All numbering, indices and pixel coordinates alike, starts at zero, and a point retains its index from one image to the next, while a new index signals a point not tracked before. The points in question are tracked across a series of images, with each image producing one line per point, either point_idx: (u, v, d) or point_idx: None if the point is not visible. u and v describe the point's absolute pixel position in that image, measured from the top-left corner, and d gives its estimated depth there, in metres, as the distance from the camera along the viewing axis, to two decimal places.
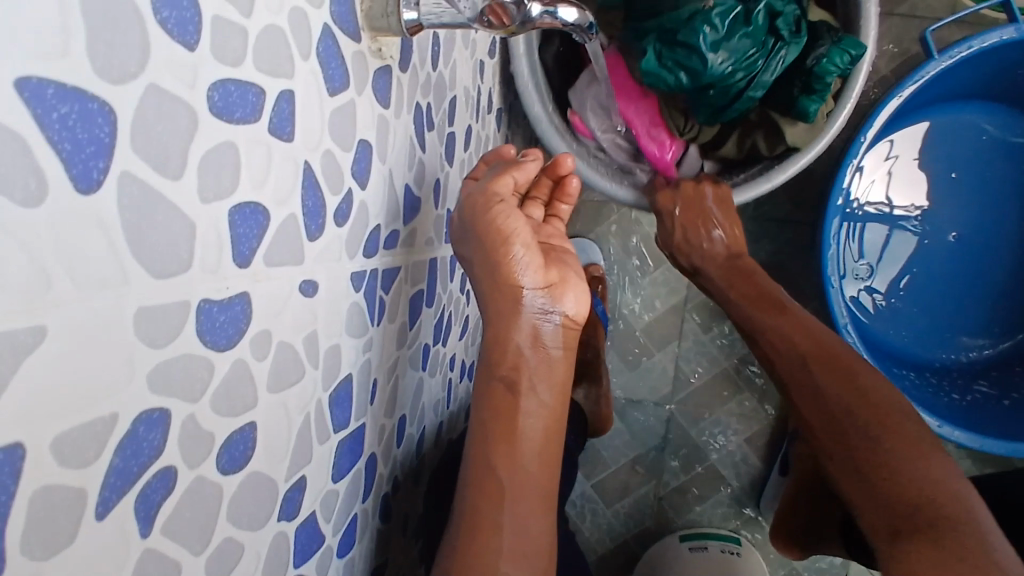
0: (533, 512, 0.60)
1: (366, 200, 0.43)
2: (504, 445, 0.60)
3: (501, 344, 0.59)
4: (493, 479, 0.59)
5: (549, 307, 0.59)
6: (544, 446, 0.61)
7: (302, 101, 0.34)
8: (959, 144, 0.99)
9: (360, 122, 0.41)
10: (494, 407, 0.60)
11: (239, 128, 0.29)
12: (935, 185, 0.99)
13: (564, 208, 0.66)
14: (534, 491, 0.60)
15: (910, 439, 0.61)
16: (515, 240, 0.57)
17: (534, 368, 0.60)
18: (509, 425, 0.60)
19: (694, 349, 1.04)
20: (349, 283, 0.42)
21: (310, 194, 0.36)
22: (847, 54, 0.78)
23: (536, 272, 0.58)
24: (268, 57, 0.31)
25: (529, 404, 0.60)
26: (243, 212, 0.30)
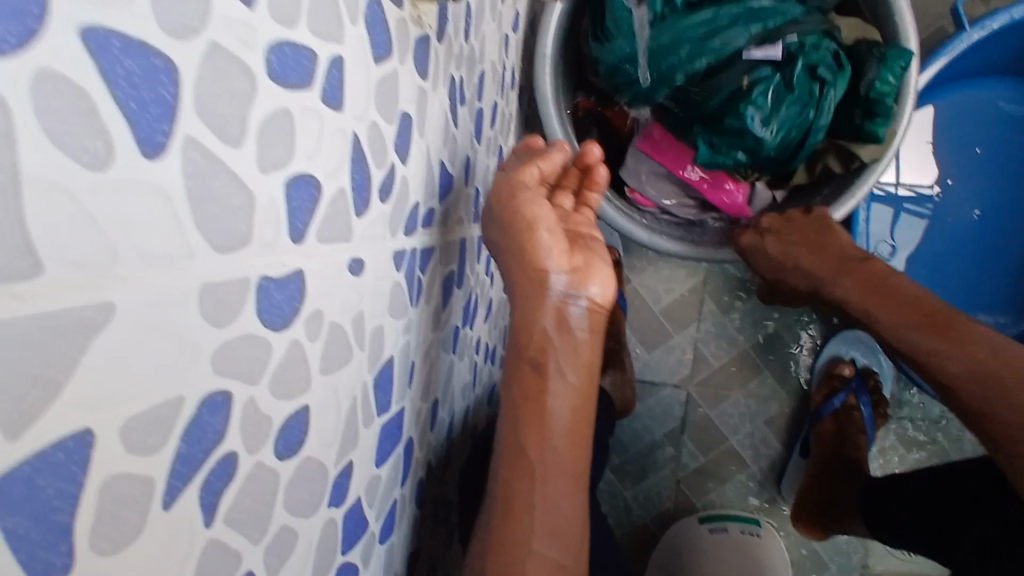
0: (563, 491, 0.59)
1: (407, 176, 0.42)
2: (532, 425, 0.58)
3: (526, 328, 0.58)
4: (522, 454, 0.58)
5: (574, 292, 0.57)
6: (573, 427, 0.59)
7: (351, 67, 0.32)
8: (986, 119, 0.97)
9: (402, 94, 0.39)
10: (523, 388, 0.58)
11: (293, 95, 0.27)
12: (958, 159, 0.98)
13: (595, 197, 0.63)
14: (565, 470, 0.59)
15: None
16: (539, 224, 0.56)
17: (562, 351, 0.58)
18: (536, 411, 0.58)
19: (714, 330, 1.03)
20: (392, 262, 0.41)
21: (357, 168, 0.34)
22: (898, 67, 0.71)
23: (559, 256, 0.57)
24: (320, 18, 0.29)
25: (557, 387, 0.58)
26: (298, 185, 0.29)
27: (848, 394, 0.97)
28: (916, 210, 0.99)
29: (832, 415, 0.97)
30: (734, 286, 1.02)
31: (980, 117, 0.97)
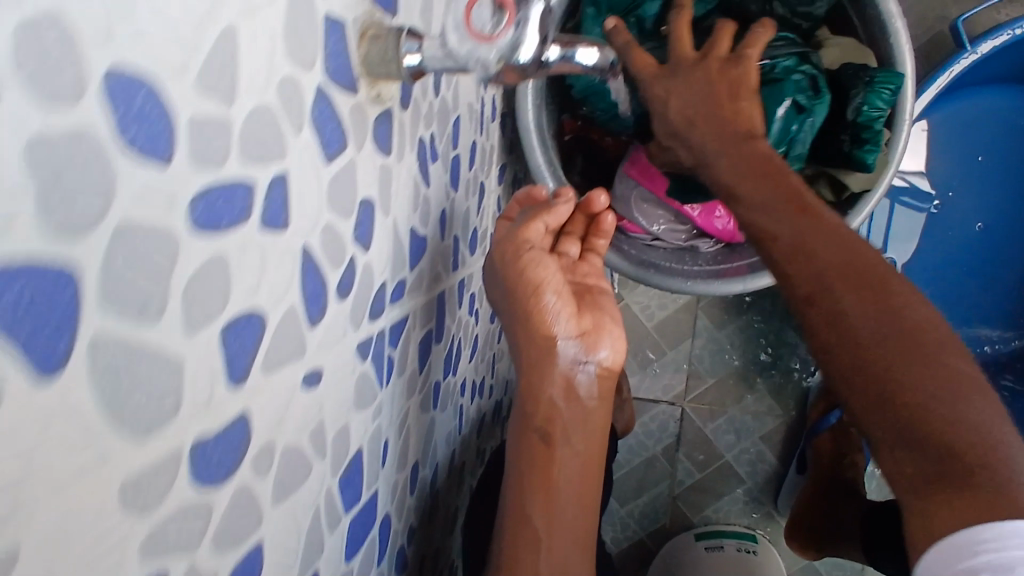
0: (573, 560, 0.56)
1: (370, 262, 0.39)
2: (538, 490, 0.56)
3: (533, 395, 0.55)
4: (527, 523, 0.55)
5: (583, 358, 0.55)
6: (580, 491, 0.57)
7: (296, 180, 0.30)
8: (991, 126, 0.94)
9: (362, 181, 0.37)
10: (530, 456, 0.56)
11: (227, 237, 0.25)
12: (962, 169, 0.95)
13: (603, 245, 0.60)
14: (574, 536, 0.57)
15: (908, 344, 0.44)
16: (549, 289, 0.53)
17: (569, 418, 0.56)
18: (547, 480, 0.56)
19: (708, 347, 1.01)
20: (356, 355, 0.39)
21: (310, 278, 0.32)
22: (885, 93, 0.67)
23: (569, 321, 0.54)
24: (257, 144, 0.26)
25: (564, 454, 0.56)
26: (236, 328, 0.26)
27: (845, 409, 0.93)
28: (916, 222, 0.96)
29: (829, 430, 0.93)
30: (729, 302, 1.00)
31: (985, 126, 0.93)
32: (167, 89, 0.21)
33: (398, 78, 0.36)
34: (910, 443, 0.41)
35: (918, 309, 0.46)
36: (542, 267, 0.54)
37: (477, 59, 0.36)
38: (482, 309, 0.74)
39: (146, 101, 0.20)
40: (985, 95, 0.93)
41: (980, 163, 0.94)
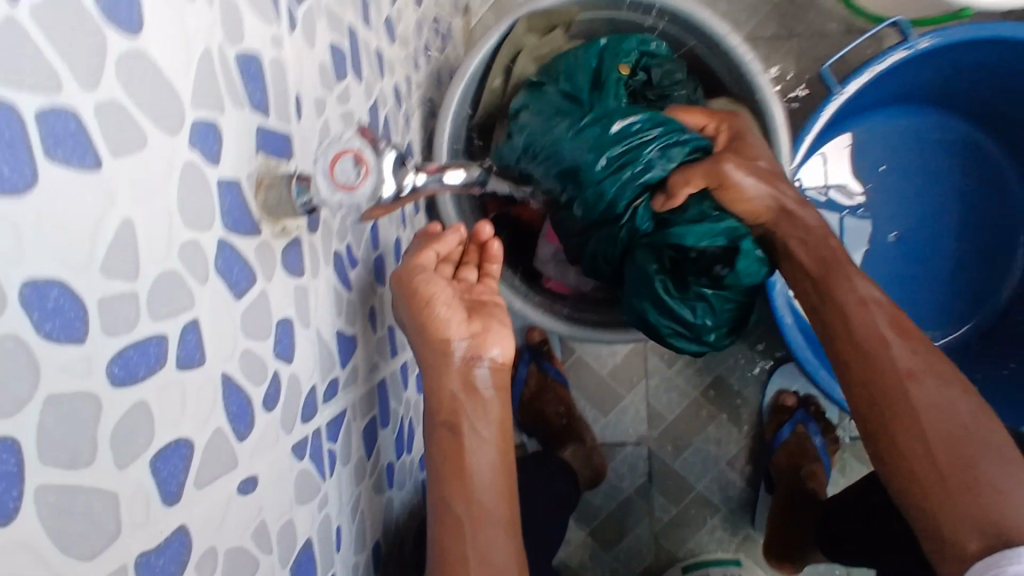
0: (500, 542, 0.57)
1: (295, 372, 0.45)
2: (453, 480, 0.57)
3: (435, 394, 0.59)
4: (448, 511, 0.57)
5: (477, 355, 0.59)
6: (496, 479, 0.59)
7: (208, 322, 0.35)
8: (887, 142, 1.04)
9: (277, 304, 0.43)
10: (442, 449, 0.58)
11: (145, 384, 0.30)
12: (868, 182, 1.03)
13: (496, 269, 0.64)
14: (499, 520, 0.58)
15: None
16: (440, 302, 0.58)
17: (472, 408, 0.58)
18: (459, 470, 0.57)
19: (663, 384, 1.07)
20: (292, 455, 0.43)
21: (233, 399, 0.37)
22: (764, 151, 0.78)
23: (460, 324, 0.58)
24: (164, 303, 0.32)
25: (474, 443, 0.58)
26: (165, 456, 0.32)
27: (794, 425, 1.01)
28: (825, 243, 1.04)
29: (784, 446, 1.01)
30: None
31: (879, 144, 1.03)
32: (77, 283, 0.27)
33: (297, 214, 0.43)
34: None
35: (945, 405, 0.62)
36: (432, 284, 0.58)
37: (355, 202, 0.43)
38: (432, 386, 0.79)
39: (60, 297, 0.26)
40: (879, 116, 1.03)
41: (883, 174, 1.03)
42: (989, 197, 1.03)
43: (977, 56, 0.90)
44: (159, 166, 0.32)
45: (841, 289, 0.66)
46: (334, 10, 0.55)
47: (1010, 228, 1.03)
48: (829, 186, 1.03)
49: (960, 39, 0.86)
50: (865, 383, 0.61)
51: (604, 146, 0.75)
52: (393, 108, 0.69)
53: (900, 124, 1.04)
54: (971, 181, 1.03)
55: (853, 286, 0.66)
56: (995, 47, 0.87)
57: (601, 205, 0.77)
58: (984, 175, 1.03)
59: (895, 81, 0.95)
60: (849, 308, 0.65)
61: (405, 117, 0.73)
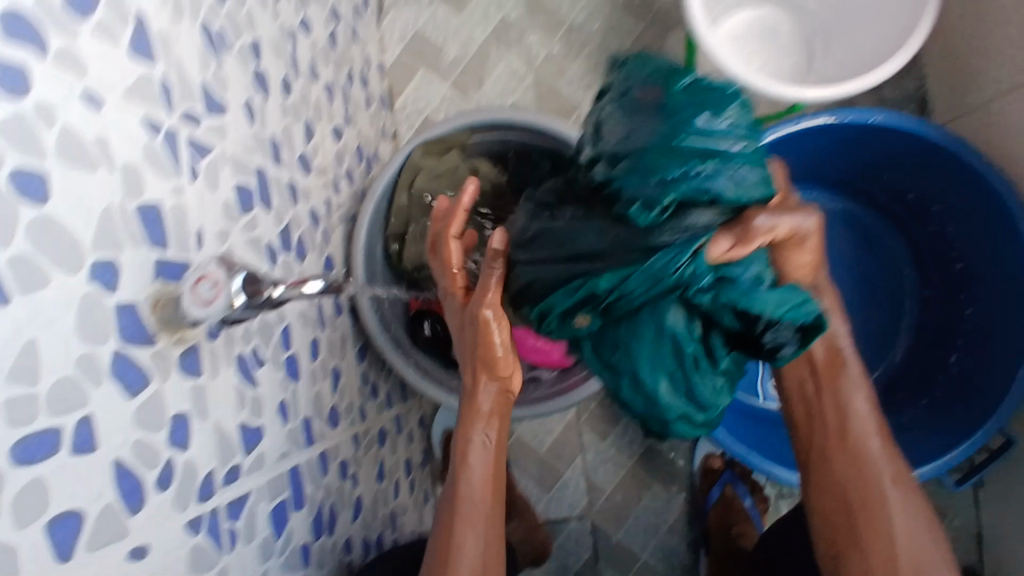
0: (489, 536, 0.69)
1: (191, 458, 0.54)
2: (464, 471, 0.71)
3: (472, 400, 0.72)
4: (462, 498, 0.69)
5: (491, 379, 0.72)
6: (495, 484, 0.71)
7: (101, 416, 0.45)
8: None
9: (172, 402, 0.52)
10: (459, 443, 0.72)
11: (42, 464, 0.39)
12: None
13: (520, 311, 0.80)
14: (492, 519, 0.70)
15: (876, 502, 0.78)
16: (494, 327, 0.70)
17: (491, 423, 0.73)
18: (462, 474, 0.70)
19: (599, 457, 1.13)
20: (186, 531, 0.52)
21: (125, 480, 0.46)
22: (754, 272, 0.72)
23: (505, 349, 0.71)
24: (62, 401, 0.41)
25: (480, 450, 0.72)
26: (57, 523, 0.40)
27: (723, 486, 1.07)
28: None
29: (715, 506, 1.06)
30: (605, 413, 1.13)
31: None
32: None
33: (189, 327, 0.53)
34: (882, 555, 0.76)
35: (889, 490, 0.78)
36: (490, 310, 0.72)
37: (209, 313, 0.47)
38: (361, 471, 0.87)
39: None
40: None
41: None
42: (879, 264, 1.09)
43: (841, 134, 0.98)
44: (60, 297, 0.43)
45: (844, 391, 0.82)
46: (241, 157, 0.67)
47: (903, 292, 1.08)
48: None
49: (815, 121, 0.94)
50: (856, 470, 0.80)
51: (675, 172, 0.66)
52: (309, 228, 0.81)
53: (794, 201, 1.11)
54: (858, 249, 1.10)
55: (853, 390, 0.82)
56: (852, 126, 0.95)
57: (634, 276, 0.68)
58: (874, 244, 1.10)
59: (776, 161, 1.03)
60: (852, 412, 0.81)
61: (323, 233, 0.85)
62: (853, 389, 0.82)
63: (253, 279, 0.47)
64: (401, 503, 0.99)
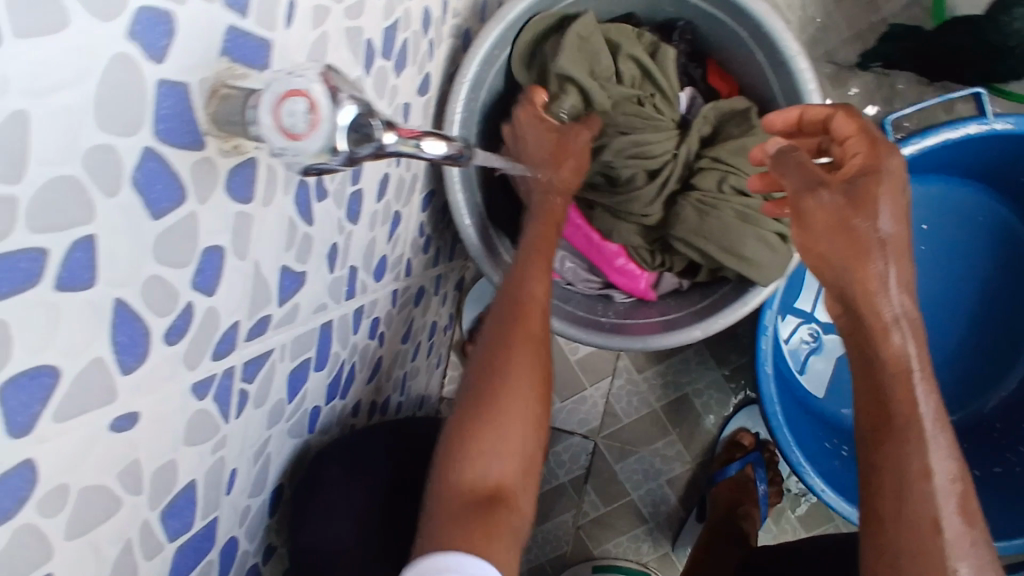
0: (525, 359, 0.62)
1: (216, 306, 0.41)
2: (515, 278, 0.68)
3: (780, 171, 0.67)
4: (511, 313, 0.66)
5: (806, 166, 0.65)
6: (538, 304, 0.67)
7: (112, 240, 0.31)
8: (937, 210, 1.02)
9: (208, 231, 0.38)
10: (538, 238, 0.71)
11: (8, 302, 0.27)
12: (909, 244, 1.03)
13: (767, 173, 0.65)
14: (525, 333, 0.64)
15: (913, 526, 0.54)
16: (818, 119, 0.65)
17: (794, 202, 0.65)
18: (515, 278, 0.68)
19: (631, 388, 1.05)
20: (190, 394, 0.40)
21: (124, 328, 0.34)
22: None
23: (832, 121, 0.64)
24: (49, 212, 0.28)
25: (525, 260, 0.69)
26: (20, 383, 0.28)
27: (744, 464, 0.97)
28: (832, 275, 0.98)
29: (728, 481, 0.97)
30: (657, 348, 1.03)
31: (922, 205, 1.02)
32: None
33: (253, 138, 0.37)
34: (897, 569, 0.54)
35: (947, 515, 0.54)
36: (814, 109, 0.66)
37: (290, 155, 0.30)
38: (389, 332, 0.76)
39: None
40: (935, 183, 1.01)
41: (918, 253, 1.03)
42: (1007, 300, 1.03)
43: None
44: (77, 58, 0.28)
45: (895, 445, 0.57)
46: None
47: None
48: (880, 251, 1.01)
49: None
50: (895, 498, 0.56)
51: None
52: (417, 33, 0.63)
53: (954, 197, 1.02)
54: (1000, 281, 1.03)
55: (911, 455, 0.56)
56: None
57: None
58: (1014, 270, 1.02)
59: (968, 153, 0.93)
60: (910, 440, 0.57)
61: (429, 45, 0.67)
62: (912, 450, 0.56)
63: (361, 121, 0.31)
64: (416, 367, 0.90)
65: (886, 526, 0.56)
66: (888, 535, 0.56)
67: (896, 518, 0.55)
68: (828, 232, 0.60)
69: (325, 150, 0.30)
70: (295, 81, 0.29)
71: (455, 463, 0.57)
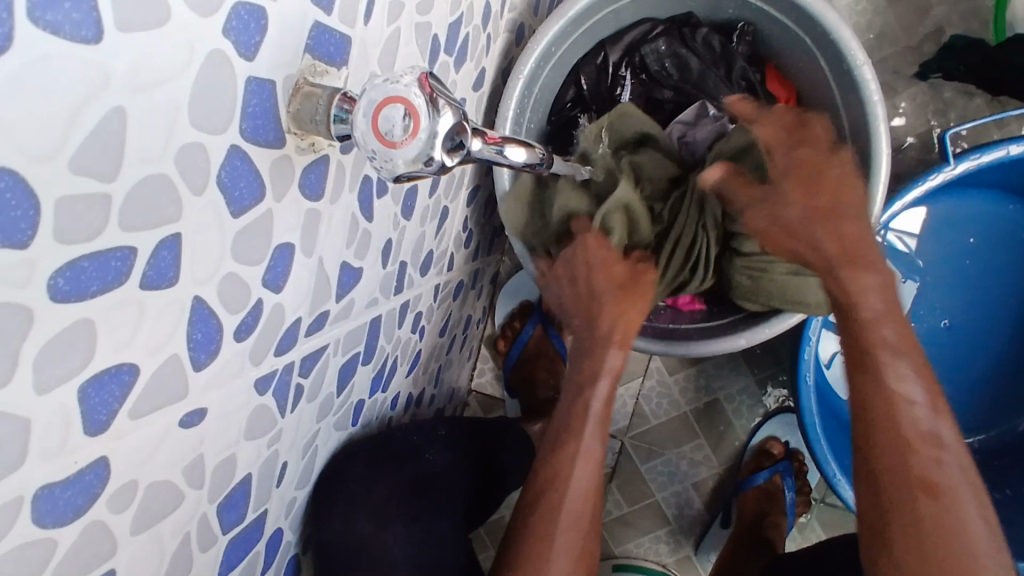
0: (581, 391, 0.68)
1: (282, 302, 0.40)
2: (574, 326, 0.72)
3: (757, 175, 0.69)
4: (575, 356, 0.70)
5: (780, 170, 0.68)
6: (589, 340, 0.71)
7: (195, 239, 0.31)
8: (986, 224, 0.99)
9: (280, 227, 0.38)
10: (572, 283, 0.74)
11: (95, 302, 0.27)
12: (954, 257, 0.99)
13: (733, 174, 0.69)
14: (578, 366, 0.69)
15: (884, 465, 0.54)
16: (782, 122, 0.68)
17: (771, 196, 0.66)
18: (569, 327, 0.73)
19: (662, 390, 1.04)
20: (253, 390, 0.40)
21: (200, 325, 0.33)
22: None
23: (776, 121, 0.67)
24: (139, 211, 0.27)
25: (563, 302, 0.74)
26: (100, 382, 0.28)
27: (773, 473, 0.97)
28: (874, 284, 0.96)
29: (754, 489, 0.97)
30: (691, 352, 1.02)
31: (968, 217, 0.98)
32: (37, 175, 0.22)
33: (330, 136, 0.37)
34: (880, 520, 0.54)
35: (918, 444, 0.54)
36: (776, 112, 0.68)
37: (385, 163, 0.30)
38: (429, 326, 0.76)
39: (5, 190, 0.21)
40: (982, 195, 0.98)
41: (963, 266, 0.99)
42: None
43: None
44: (178, 51, 0.27)
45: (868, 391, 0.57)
46: None
47: None
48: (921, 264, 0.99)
49: None
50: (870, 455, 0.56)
51: None
52: (477, 27, 0.62)
53: (1000, 211, 0.99)
54: None
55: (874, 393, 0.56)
56: None
57: None
58: None
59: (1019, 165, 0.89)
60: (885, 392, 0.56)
61: (486, 39, 0.66)
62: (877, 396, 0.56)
63: (456, 131, 0.31)
64: (450, 360, 0.90)
65: (883, 475, 0.54)
66: (883, 483, 0.54)
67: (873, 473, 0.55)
68: (790, 232, 0.63)
69: (419, 158, 0.30)
70: (394, 86, 0.29)
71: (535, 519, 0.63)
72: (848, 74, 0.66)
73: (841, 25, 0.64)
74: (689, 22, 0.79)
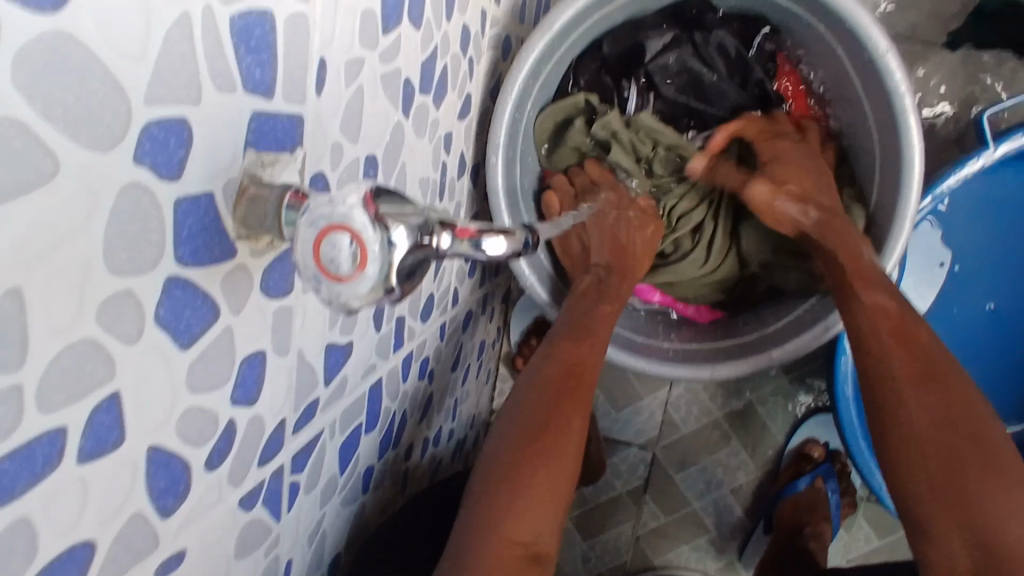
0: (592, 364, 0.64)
1: (260, 412, 0.37)
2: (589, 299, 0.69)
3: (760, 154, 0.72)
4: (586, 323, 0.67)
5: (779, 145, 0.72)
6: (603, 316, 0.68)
7: (137, 390, 0.27)
8: None
9: (245, 339, 0.34)
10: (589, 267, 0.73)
11: (29, 499, 0.23)
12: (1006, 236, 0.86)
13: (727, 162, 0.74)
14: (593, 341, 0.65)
15: (898, 387, 0.55)
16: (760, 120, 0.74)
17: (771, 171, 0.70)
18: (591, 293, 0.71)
19: (693, 395, 1.00)
20: (238, 510, 0.37)
21: (162, 473, 0.30)
22: None
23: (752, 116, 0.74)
24: (68, 385, 0.24)
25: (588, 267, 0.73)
26: (53, 569, 0.26)
27: (814, 477, 0.92)
28: (910, 270, 0.88)
29: (795, 496, 0.92)
30: None
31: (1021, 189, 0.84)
32: None
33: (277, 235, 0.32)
34: (893, 446, 0.54)
35: (910, 375, 0.55)
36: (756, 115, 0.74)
37: (337, 300, 0.25)
38: (439, 364, 0.72)
39: None
40: None
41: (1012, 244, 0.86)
42: None
43: None
44: (79, 200, 0.23)
45: (854, 321, 0.60)
46: None
47: None
48: (967, 248, 0.86)
49: None
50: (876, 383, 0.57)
51: None
52: (456, 55, 0.57)
53: None
54: None
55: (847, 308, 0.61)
56: None
57: None
58: None
59: None
60: (865, 312, 0.59)
61: (470, 64, 0.61)
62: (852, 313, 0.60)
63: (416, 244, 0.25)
64: (467, 390, 0.87)
65: (889, 398, 0.56)
66: (893, 414, 0.55)
67: (877, 404, 0.56)
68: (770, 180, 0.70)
69: (379, 281, 0.25)
70: (330, 212, 0.24)
71: (504, 498, 0.54)
72: (868, 62, 0.61)
73: (857, 9, 0.59)
74: (702, 23, 0.74)
